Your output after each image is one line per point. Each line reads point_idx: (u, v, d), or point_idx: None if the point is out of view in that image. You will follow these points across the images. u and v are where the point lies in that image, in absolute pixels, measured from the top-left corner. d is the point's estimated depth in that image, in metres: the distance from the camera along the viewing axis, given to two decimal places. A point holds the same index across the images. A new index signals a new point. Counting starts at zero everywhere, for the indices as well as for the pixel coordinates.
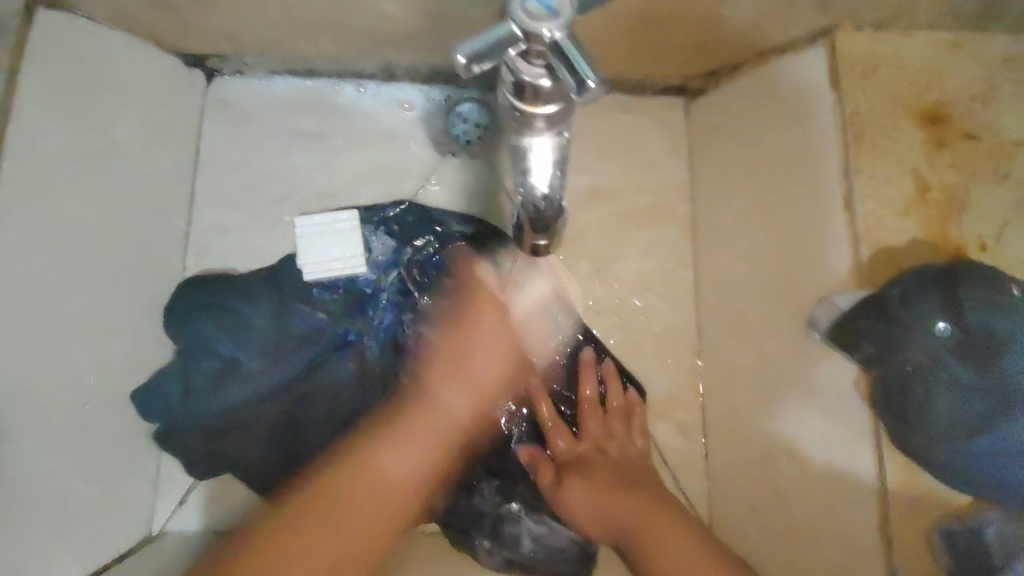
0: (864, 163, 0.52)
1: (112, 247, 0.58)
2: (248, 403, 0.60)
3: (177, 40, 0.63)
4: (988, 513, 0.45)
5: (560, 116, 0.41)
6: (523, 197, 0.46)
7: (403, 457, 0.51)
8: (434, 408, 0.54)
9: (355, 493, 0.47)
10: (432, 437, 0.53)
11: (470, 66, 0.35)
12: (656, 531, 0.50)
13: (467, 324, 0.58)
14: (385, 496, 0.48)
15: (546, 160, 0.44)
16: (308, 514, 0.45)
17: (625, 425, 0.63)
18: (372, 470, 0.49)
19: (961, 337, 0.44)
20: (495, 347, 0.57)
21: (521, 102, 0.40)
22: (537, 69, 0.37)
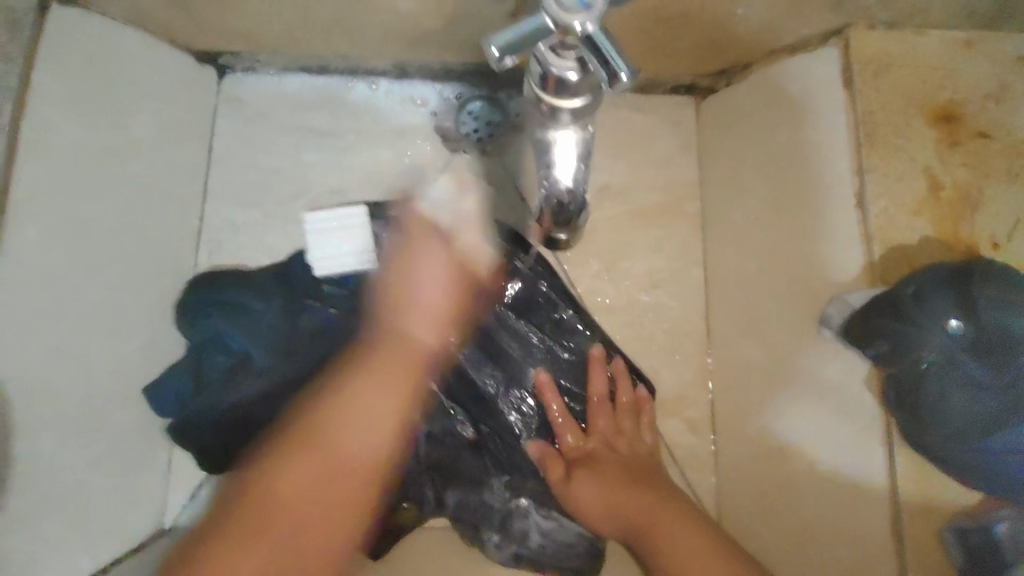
0: (876, 162, 0.52)
1: (127, 243, 0.58)
2: (253, 401, 0.59)
3: (191, 38, 0.63)
4: (999, 512, 0.45)
5: (586, 110, 0.40)
6: (547, 190, 0.46)
7: (376, 403, 0.49)
8: (406, 340, 0.53)
9: (325, 452, 0.47)
10: (400, 370, 0.51)
11: (504, 58, 0.35)
12: (666, 526, 0.50)
13: (406, 258, 0.56)
14: (358, 457, 0.48)
15: (571, 153, 0.44)
16: (274, 478, 0.46)
17: (635, 422, 0.63)
18: (348, 431, 0.48)
19: (975, 335, 0.44)
20: (454, 296, 0.56)
21: (547, 95, 0.39)
22: (567, 62, 0.37)
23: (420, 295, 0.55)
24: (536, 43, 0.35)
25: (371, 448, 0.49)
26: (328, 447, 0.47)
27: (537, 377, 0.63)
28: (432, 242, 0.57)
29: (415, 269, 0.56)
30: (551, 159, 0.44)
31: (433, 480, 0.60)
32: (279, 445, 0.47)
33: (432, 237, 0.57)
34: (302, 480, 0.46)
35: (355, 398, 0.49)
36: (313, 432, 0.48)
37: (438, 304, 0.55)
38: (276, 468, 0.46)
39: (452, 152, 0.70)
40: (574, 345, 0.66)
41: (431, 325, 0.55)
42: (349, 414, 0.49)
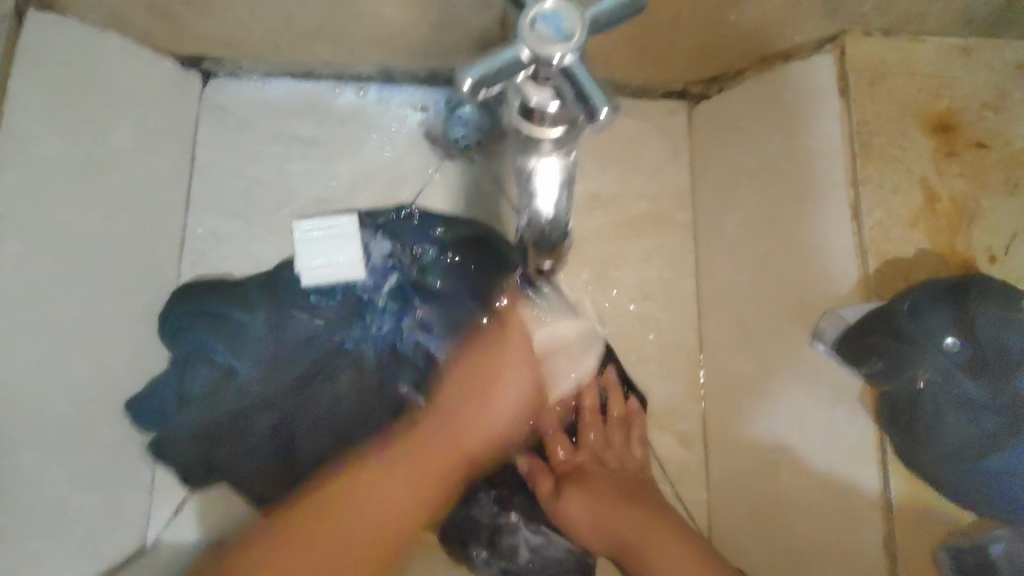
0: (871, 174, 0.51)
1: (107, 254, 0.57)
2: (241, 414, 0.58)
3: (173, 44, 0.62)
4: (996, 531, 0.44)
5: (567, 139, 0.40)
6: (528, 221, 0.45)
7: (436, 437, 0.53)
8: (468, 419, 0.55)
9: (385, 497, 0.48)
10: (478, 432, 0.54)
11: (478, 90, 0.34)
12: (658, 543, 0.49)
13: (488, 339, 0.59)
14: (395, 497, 0.48)
15: (551, 182, 0.43)
16: (329, 509, 0.46)
17: (624, 434, 0.62)
18: (409, 471, 0.50)
19: (973, 352, 0.43)
20: (531, 387, 0.57)
21: (526, 123, 0.39)
22: (546, 93, 0.36)
23: (493, 370, 0.57)
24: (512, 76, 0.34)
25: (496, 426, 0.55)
26: (374, 492, 0.48)
27: None
28: (499, 321, 0.60)
29: (502, 379, 0.56)
30: (534, 188, 0.43)
31: None
32: (346, 493, 0.48)
33: (507, 294, 0.62)
34: (358, 515, 0.46)
35: (432, 441, 0.53)
36: (382, 471, 0.50)
37: (512, 407, 0.56)
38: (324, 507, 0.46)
39: (442, 159, 0.69)
40: None
41: (501, 419, 0.56)
42: (424, 438, 0.53)
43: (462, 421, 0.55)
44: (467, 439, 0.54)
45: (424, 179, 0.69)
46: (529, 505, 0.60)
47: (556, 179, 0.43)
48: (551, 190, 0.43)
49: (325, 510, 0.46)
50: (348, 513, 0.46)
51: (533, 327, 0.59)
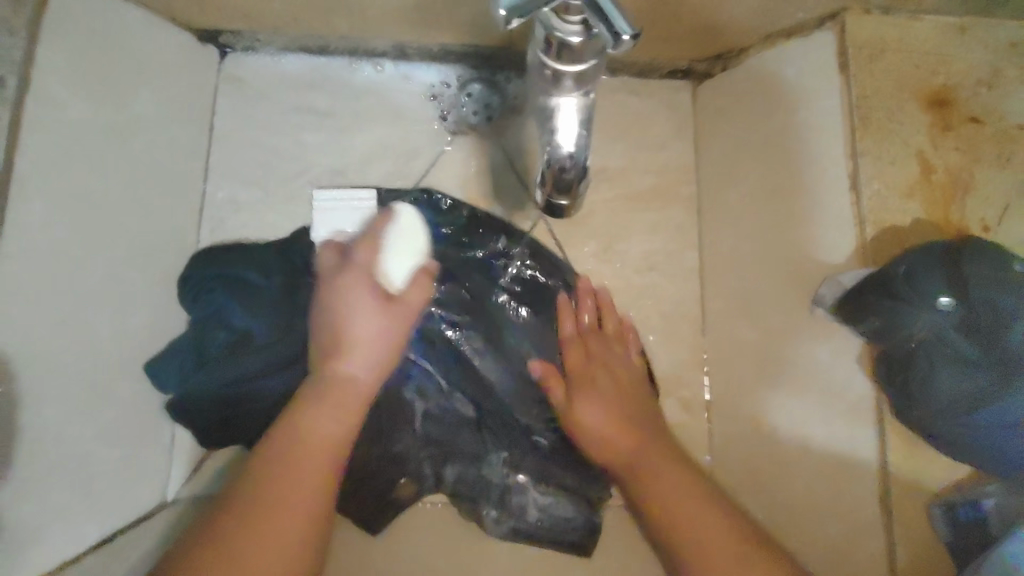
0: (870, 145, 0.53)
1: (127, 220, 0.58)
2: (259, 375, 0.60)
3: (191, 16, 0.64)
4: (987, 487, 0.47)
5: (589, 75, 0.41)
6: (550, 155, 0.46)
7: (319, 421, 0.46)
8: (342, 376, 0.48)
9: (279, 506, 0.42)
10: (353, 400, 0.47)
11: (510, 21, 0.35)
12: (648, 457, 0.53)
13: (322, 310, 0.50)
14: (307, 470, 0.44)
15: (572, 119, 0.44)
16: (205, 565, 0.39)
17: (622, 345, 0.63)
18: (294, 473, 0.44)
19: (966, 313, 0.45)
20: (381, 326, 0.49)
21: (550, 58, 0.40)
22: (572, 26, 0.37)
23: (346, 346, 0.48)
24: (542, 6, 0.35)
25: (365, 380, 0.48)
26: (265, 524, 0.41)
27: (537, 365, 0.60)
28: (348, 274, 0.50)
29: (345, 316, 0.49)
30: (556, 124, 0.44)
31: (432, 457, 0.61)
32: (233, 526, 0.41)
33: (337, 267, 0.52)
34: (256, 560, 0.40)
35: (308, 438, 0.45)
36: (262, 484, 0.43)
37: (375, 343, 0.49)
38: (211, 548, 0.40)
39: (452, 134, 0.71)
40: None
41: (364, 358, 0.48)
42: (305, 430, 0.45)
43: (341, 389, 0.47)
44: (341, 388, 0.47)
45: (437, 152, 0.70)
46: (540, 466, 0.61)
47: (575, 117, 0.44)
48: (572, 126, 0.44)
49: (214, 539, 0.40)
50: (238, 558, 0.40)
51: (368, 256, 0.51)
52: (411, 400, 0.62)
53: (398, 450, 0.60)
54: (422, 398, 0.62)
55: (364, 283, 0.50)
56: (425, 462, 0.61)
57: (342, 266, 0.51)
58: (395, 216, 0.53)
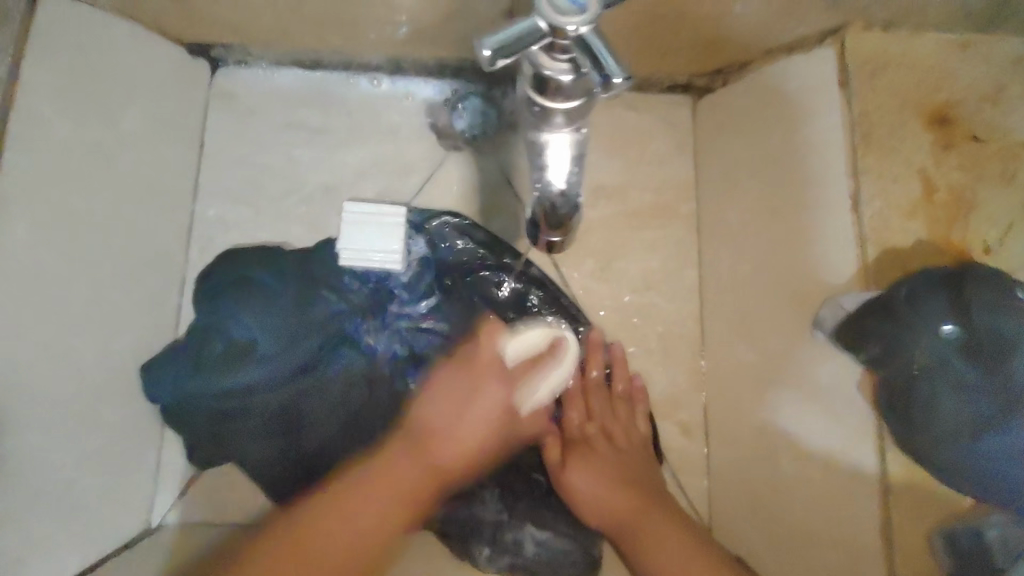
0: (871, 163, 0.52)
1: (113, 239, 0.57)
2: (251, 388, 0.57)
3: (181, 30, 0.63)
4: (989, 516, 0.45)
5: (579, 111, 0.40)
6: (540, 192, 0.45)
7: (408, 466, 0.49)
8: (463, 420, 0.51)
9: (341, 522, 0.45)
10: (445, 453, 0.50)
11: (495, 60, 0.34)
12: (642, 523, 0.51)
13: (449, 384, 0.53)
14: (404, 485, 0.48)
15: (563, 156, 0.43)
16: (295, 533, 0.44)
17: (628, 409, 0.62)
18: (389, 481, 0.48)
19: (968, 340, 0.44)
20: (495, 403, 0.52)
21: (538, 95, 0.38)
22: (560, 64, 0.36)
23: (468, 372, 0.53)
24: (528, 45, 0.34)
25: (473, 425, 0.51)
26: (352, 511, 0.46)
27: (537, 420, 0.58)
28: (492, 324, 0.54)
29: (449, 395, 0.52)
30: (545, 160, 0.43)
31: None
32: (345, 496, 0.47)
33: (487, 327, 0.55)
34: (348, 540, 0.45)
35: (398, 470, 0.49)
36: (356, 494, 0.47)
37: (487, 420, 0.52)
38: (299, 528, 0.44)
39: (447, 149, 0.70)
40: None
41: (490, 399, 0.52)
42: (390, 474, 0.48)
43: (433, 443, 0.50)
44: (438, 444, 0.50)
45: (431, 167, 0.69)
46: (530, 507, 0.59)
47: (567, 154, 0.42)
48: (563, 164, 0.43)
49: (300, 528, 0.44)
50: (315, 536, 0.44)
51: (490, 348, 0.53)
52: None
53: None
54: None
55: (500, 343, 0.54)
56: None
57: (502, 366, 0.53)
58: (550, 360, 0.55)
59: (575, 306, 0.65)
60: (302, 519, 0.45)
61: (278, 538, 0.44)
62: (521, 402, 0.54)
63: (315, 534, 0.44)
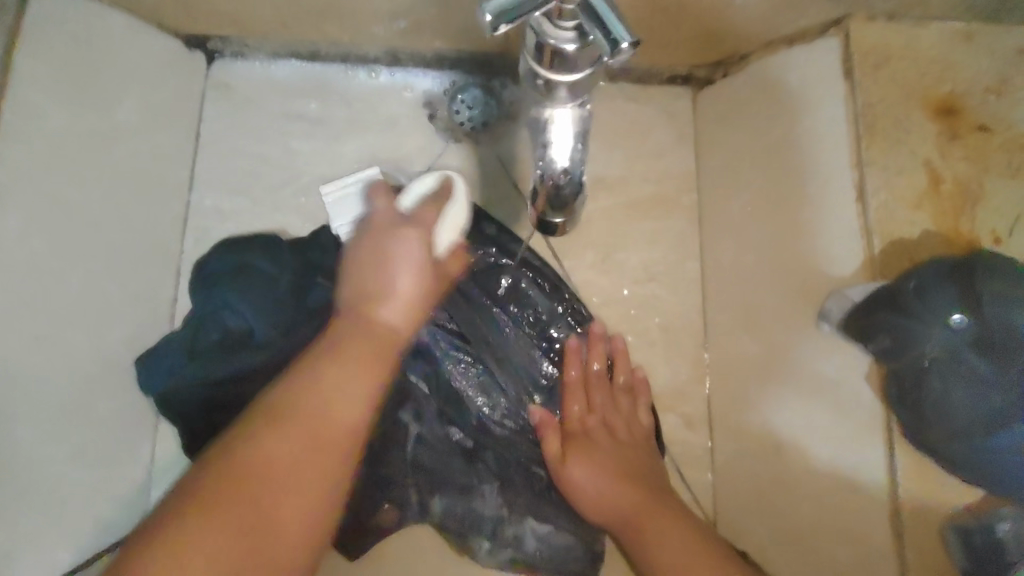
0: (876, 154, 0.52)
1: (107, 230, 0.56)
2: (249, 379, 0.56)
3: (177, 22, 0.62)
4: (1001, 510, 0.44)
5: (584, 85, 0.39)
6: (542, 170, 0.44)
7: (341, 403, 0.41)
8: (376, 325, 0.45)
9: (264, 487, 0.37)
10: (379, 356, 0.44)
11: (498, 26, 0.33)
12: (645, 523, 0.50)
13: (368, 264, 0.47)
14: (287, 448, 0.39)
15: (566, 132, 0.42)
16: (217, 502, 0.36)
17: (631, 402, 0.61)
18: (301, 425, 0.40)
19: (980, 331, 0.43)
20: (424, 285, 0.48)
21: (542, 68, 0.38)
22: (565, 32, 0.36)
23: (388, 296, 0.46)
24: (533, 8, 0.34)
25: (396, 330, 0.46)
26: (269, 494, 0.38)
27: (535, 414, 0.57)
28: (406, 232, 0.48)
29: (388, 269, 0.47)
30: (549, 137, 0.42)
31: (419, 485, 0.57)
32: (250, 434, 0.39)
33: (371, 303, 0.46)
34: (278, 461, 0.38)
35: (311, 411, 0.40)
36: (262, 451, 0.38)
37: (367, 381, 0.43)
38: (228, 477, 0.37)
39: (446, 142, 0.69)
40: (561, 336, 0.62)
41: (396, 311, 0.46)
42: (301, 414, 0.40)
43: (361, 333, 0.44)
44: (381, 331, 0.45)
45: (431, 159, 0.68)
46: (532, 503, 0.57)
47: (570, 129, 0.42)
48: (566, 140, 0.43)
49: (239, 477, 0.37)
50: (222, 520, 0.36)
51: (429, 215, 0.49)
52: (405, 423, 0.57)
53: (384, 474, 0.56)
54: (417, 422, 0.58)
55: (416, 241, 0.48)
56: (410, 489, 0.57)
57: (399, 220, 0.49)
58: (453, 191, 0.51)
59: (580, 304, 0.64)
60: (243, 454, 0.38)
61: (205, 490, 0.36)
62: (443, 251, 0.50)
63: (224, 501, 0.36)
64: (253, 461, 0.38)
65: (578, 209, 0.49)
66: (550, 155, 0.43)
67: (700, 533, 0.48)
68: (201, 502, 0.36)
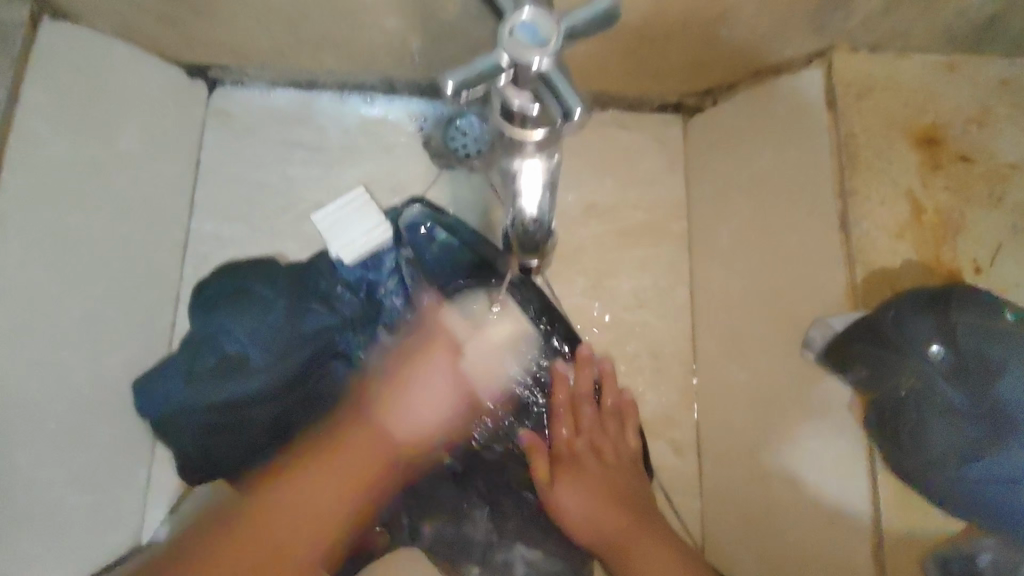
0: (860, 184, 0.52)
1: (108, 255, 0.58)
2: (244, 401, 0.57)
3: (178, 51, 0.63)
4: (983, 541, 0.46)
5: (548, 140, 0.43)
6: (513, 216, 0.48)
7: (325, 497, 0.46)
8: (381, 433, 0.51)
9: (252, 548, 0.42)
10: (375, 453, 0.50)
11: (460, 93, 0.36)
12: (630, 548, 0.51)
13: (426, 329, 0.59)
14: (324, 511, 0.46)
15: (535, 182, 0.46)
16: (232, 547, 0.42)
17: (618, 423, 0.61)
18: (330, 475, 0.47)
19: (957, 362, 0.44)
20: (447, 411, 0.55)
21: (508, 124, 0.42)
22: (525, 96, 0.39)
23: (416, 404, 0.53)
24: (491, 78, 0.36)
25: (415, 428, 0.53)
26: (271, 533, 0.44)
27: (523, 437, 0.59)
28: (442, 356, 0.56)
29: (405, 387, 0.54)
30: (518, 187, 0.46)
31: (409, 509, 0.58)
32: (264, 498, 0.45)
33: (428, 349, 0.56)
34: (318, 508, 0.46)
35: (322, 488, 0.47)
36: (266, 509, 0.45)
37: (440, 411, 0.54)
38: (255, 509, 0.44)
39: (441, 169, 0.70)
40: (542, 358, 0.62)
41: (417, 429, 0.53)
42: (317, 472, 0.47)
43: (372, 433, 0.51)
44: (392, 441, 0.51)
45: (424, 185, 0.70)
46: (522, 527, 0.58)
47: (539, 180, 0.46)
48: (535, 189, 0.46)
49: (233, 535, 0.43)
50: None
51: (452, 331, 0.58)
52: None
53: None
54: None
55: (446, 367, 0.55)
56: (401, 512, 0.58)
57: (471, 335, 0.58)
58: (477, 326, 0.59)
59: (572, 329, 0.65)
60: (259, 515, 0.44)
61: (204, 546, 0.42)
62: (463, 348, 0.57)
63: (245, 535, 0.43)
64: (239, 536, 0.43)
65: (552, 243, 0.52)
66: (519, 203, 0.47)
67: (690, 555, 0.50)
68: (239, 535, 0.43)
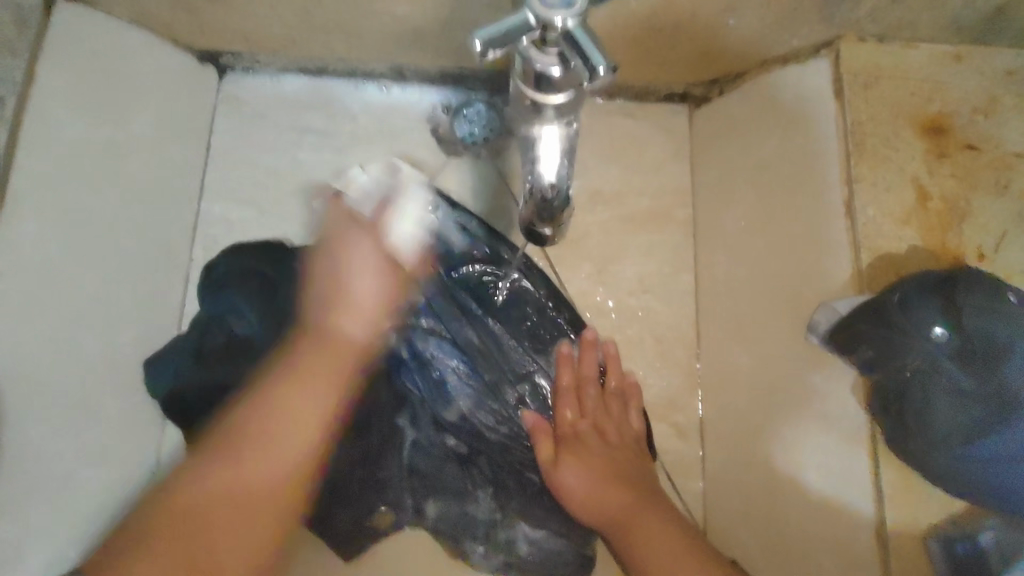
0: (866, 171, 0.53)
1: (121, 237, 0.59)
2: None
3: (191, 38, 0.64)
4: (984, 521, 0.46)
5: (569, 105, 0.42)
6: (532, 184, 0.48)
7: (289, 427, 0.45)
8: (335, 332, 0.50)
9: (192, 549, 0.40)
10: (332, 372, 0.48)
11: (487, 52, 0.36)
12: (632, 525, 0.51)
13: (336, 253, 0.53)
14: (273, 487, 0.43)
15: (554, 149, 0.46)
16: (167, 529, 0.40)
17: (621, 406, 0.62)
18: (270, 457, 0.44)
19: (960, 343, 0.44)
20: (385, 290, 0.52)
21: (530, 90, 0.41)
22: (549, 58, 0.39)
23: (351, 304, 0.51)
24: (518, 38, 0.36)
25: (367, 317, 0.51)
26: (203, 515, 0.41)
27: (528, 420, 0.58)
28: (359, 233, 0.53)
29: (347, 277, 0.51)
30: (537, 154, 0.46)
31: (415, 489, 0.59)
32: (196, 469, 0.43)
33: (343, 229, 0.54)
34: (241, 496, 0.43)
35: (270, 461, 0.44)
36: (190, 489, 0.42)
37: (377, 307, 0.52)
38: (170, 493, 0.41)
39: (449, 156, 0.71)
40: (545, 341, 0.64)
41: (361, 317, 0.51)
42: (259, 447, 0.44)
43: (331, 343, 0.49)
44: (347, 340, 0.50)
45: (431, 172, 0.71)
46: (525, 504, 0.59)
47: (557, 147, 0.46)
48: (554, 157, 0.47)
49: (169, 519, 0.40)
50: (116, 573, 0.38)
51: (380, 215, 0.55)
52: (402, 428, 0.60)
53: (381, 476, 0.58)
54: (413, 428, 0.61)
55: (369, 246, 0.52)
56: (406, 492, 0.59)
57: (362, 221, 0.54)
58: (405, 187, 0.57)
59: (577, 316, 0.66)
60: (191, 492, 0.42)
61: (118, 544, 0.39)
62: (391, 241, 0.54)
63: (169, 524, 0.40)
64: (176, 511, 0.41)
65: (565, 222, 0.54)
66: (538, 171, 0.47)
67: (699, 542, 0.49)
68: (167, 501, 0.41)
